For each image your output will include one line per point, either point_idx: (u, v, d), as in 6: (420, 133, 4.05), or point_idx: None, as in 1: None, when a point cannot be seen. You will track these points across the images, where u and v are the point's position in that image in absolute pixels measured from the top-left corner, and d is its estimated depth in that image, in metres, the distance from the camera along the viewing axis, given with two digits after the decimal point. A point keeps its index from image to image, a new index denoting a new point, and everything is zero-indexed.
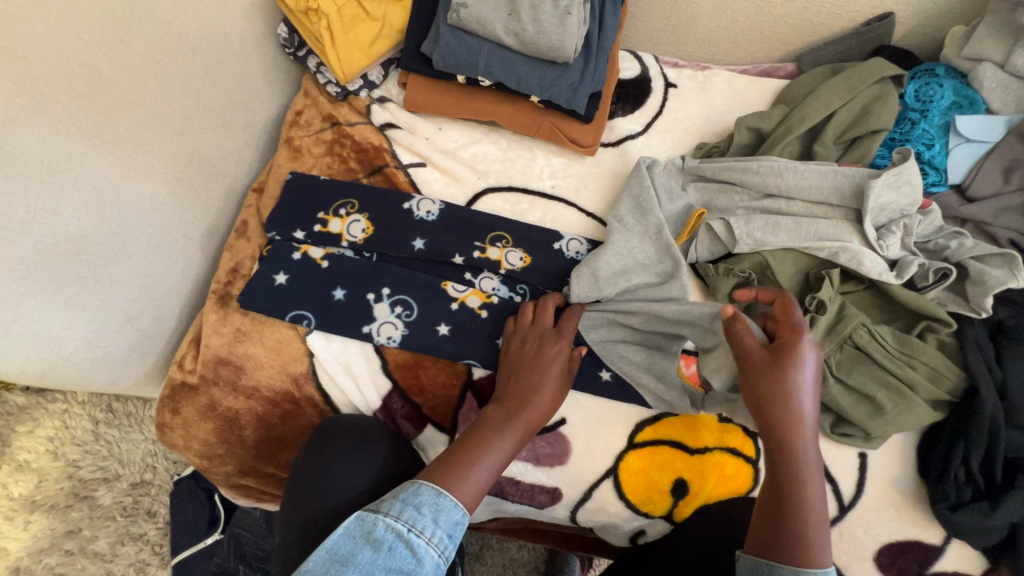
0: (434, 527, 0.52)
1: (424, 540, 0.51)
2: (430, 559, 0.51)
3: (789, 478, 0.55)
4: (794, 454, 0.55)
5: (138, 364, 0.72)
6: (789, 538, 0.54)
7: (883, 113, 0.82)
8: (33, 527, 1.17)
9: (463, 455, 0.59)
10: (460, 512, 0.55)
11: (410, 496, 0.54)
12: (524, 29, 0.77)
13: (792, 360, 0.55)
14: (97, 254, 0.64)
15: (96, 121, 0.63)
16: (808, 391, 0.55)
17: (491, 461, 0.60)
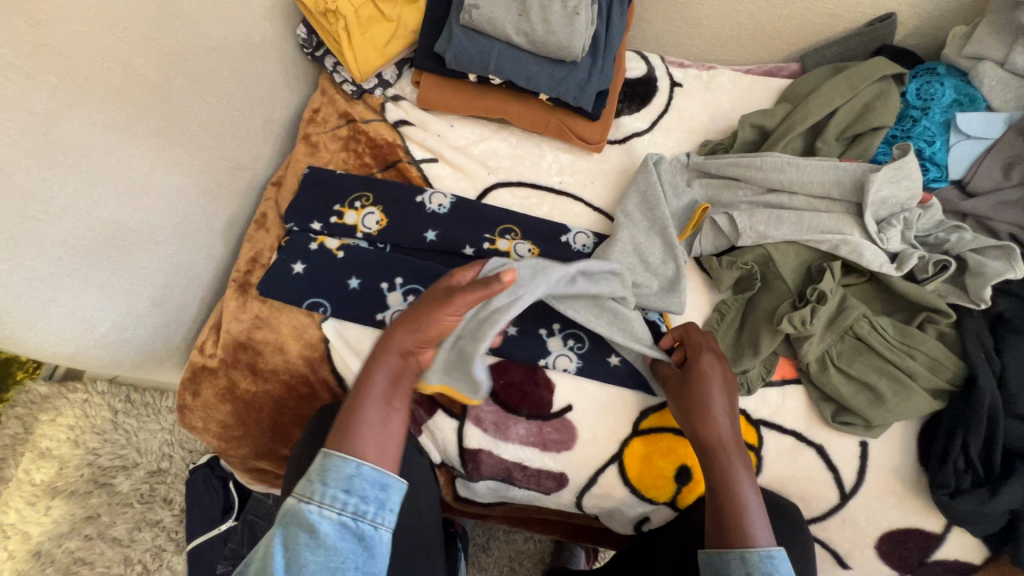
0: (347, 496, 0.53)
1: (345, 511, 0.53)
2: (352, 526, 0.52)
3: (718, 477, 0.64)
4: (716, 456, 0.65)
5: (162, 348, 0.75)
6: (723, 525, 0.61)
7: (884, 110, 0.84)
8: (54, 512, 1.21)
9: (348, 413, 0.59)
10: (379, 472, 0.55)
11: (320, 471, 0.54)
12: (534, 29, 0.80)
13: (697, 376, 0.69)
14: (128, 240, 0.67)
15: (129, 115, 0.66)
16: (716, 400, 0.67)
17: (376, 411, 0.59)
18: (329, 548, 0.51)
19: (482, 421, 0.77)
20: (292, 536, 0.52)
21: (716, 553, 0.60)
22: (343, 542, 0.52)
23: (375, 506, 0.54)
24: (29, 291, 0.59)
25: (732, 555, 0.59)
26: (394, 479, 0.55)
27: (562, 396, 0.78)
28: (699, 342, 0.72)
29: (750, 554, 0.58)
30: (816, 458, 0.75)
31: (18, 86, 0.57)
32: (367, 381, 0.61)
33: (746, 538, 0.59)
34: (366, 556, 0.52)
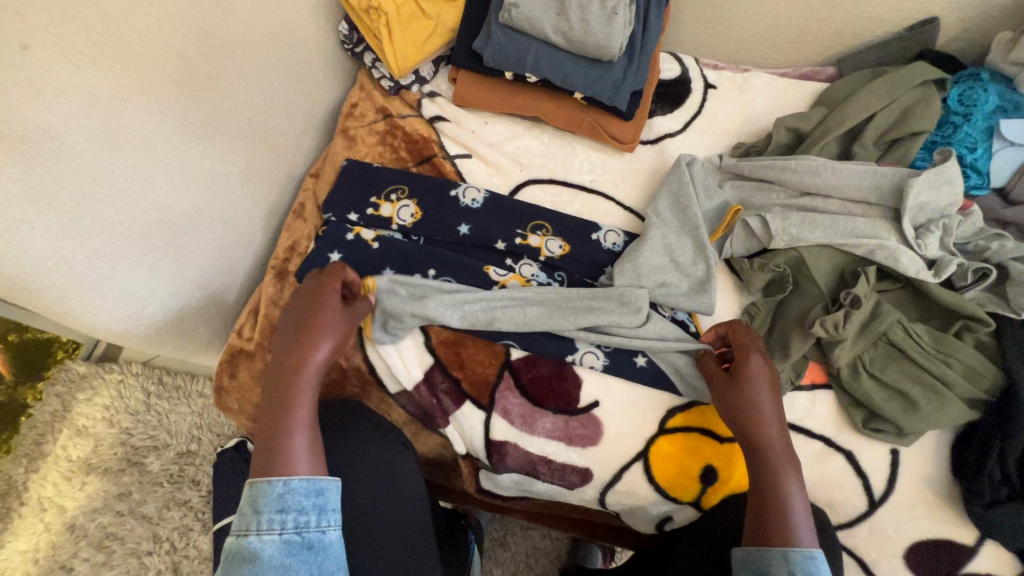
0: (283, 514, 0.57)
1: (288, 527, 0.57)
2: (298, 538, 0.56)
3: (764, 475, 0.64)
4: (764, 455, 0.65)
5: (203, 330, 0.78)
6: (765, 522, 0.61)
7: (924, 115, 0.82)
8: (88, 488, 1.25)
9: (275, 440, 0.61)
10: (318, 482, 0.60)
11: (252, 501, 0.58)
12: (572, 28, 0.81)
13: (746, 377, 0.69)
14: (178, 224, 0.70)
15: (184, 104, 0.69)
16: (765, 400, 0.67)
17: (301, 429, 0.63)
18: (282, 564, 0.55)
19: (509, 414, 0.78)
20: (239, 570, 0.55)
21: (759, 552, 0.60)
22: (292, 556, 0.55)
23: (314, 513, 0.58)
24: (89, 270, 0.62)
25: (774, 552, 0.58)
26: (330, 487, 0.60)
27: (589, 392, 0.79)
28: (747, 342, 0.72)
29: (792, 552, 0.58)
30: (844, 464, 0.75)
31: (86, 74, 0.60)
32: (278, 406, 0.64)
33: (789, 537, 0.59)
34: (317, 559, 0.56)
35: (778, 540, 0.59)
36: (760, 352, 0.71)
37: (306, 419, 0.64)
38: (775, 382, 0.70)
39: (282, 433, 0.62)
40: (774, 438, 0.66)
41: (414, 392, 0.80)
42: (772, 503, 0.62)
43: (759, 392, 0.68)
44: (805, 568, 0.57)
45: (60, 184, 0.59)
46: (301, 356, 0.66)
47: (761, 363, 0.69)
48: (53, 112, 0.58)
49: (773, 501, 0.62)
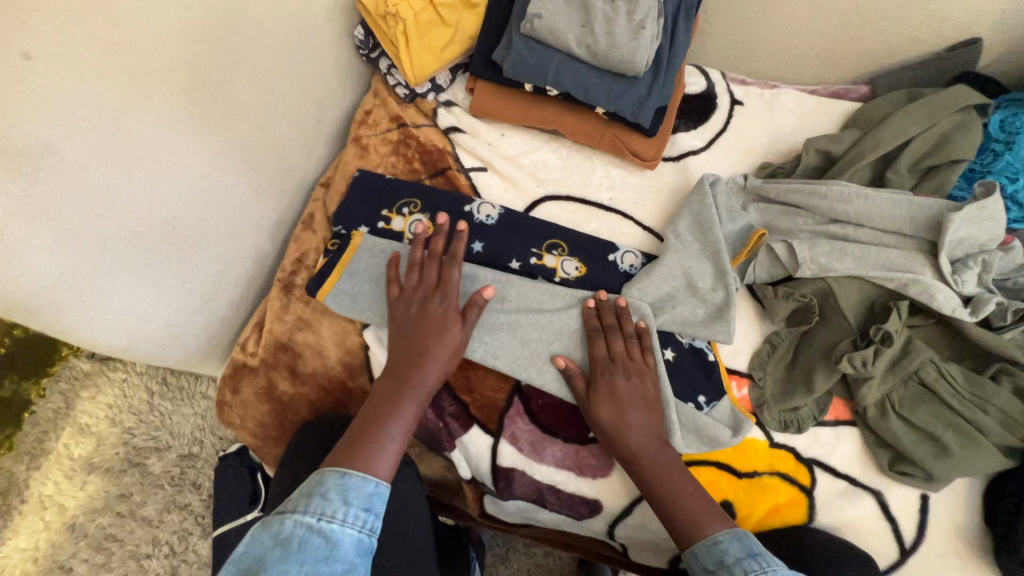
0: (325, 500, 0.55)
1: (316, 514, 0.53)
2: (325, 526, 0.53)
3: (655, 487, 0.66)
4: (645, 471, 0.66)
5: (206, 343, 0.76)
6: (673, 529, 0.64)
7: (964, 142, 0.79)
8: (90, 487, 1.25)
9: (371, 428, 0.64)
10: (358, 480, 0.57)
11: (305, 487, 0.57)
12: (597, 41, 0.78)
13: (600, 398, 0.70)
14: (183, 238, 0.67)
15: (193, 114, 0.67)
16: (627, 417, 0.68)
17: (394, 439, 0.64)
18: (310, 551, 0.51)
19: (518, 440, 0.76)
20: (264, 541, 0.52)
21: (693, 554, 0.60)
22: (317, 541, 0.52)
23: (343, 504, 0.55)
24: (90, 288, 0.60)
25: (706, 543, 0.60)
26: (383, 486, 0.58)
27: None
28: (602, 358, 0.72)
29: (696, 547, 0.61)
30: (871, 506, 0.71)
31: (92, 84, 0.58)
32: (387, 418, 0.65)
33: (694, 532, 0.62)
34: (337, 554, 0.52)
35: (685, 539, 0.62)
36: (607, 366, 0.71)
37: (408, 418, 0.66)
38: (633, 387, 0.70)
39: (374, 444, 0.62)
40: (644, 455, 0.67)
41: (420, 414, 0.77)
42: (669, 508, 0.64)
43: (615, 412, 0.69)
44: (747, 546, 0.58)
45: (61, 201, 0.56)
46: (418, 371, 0.68)
47: (608, 382, 0.70)
48: (56, 125, 0.55)
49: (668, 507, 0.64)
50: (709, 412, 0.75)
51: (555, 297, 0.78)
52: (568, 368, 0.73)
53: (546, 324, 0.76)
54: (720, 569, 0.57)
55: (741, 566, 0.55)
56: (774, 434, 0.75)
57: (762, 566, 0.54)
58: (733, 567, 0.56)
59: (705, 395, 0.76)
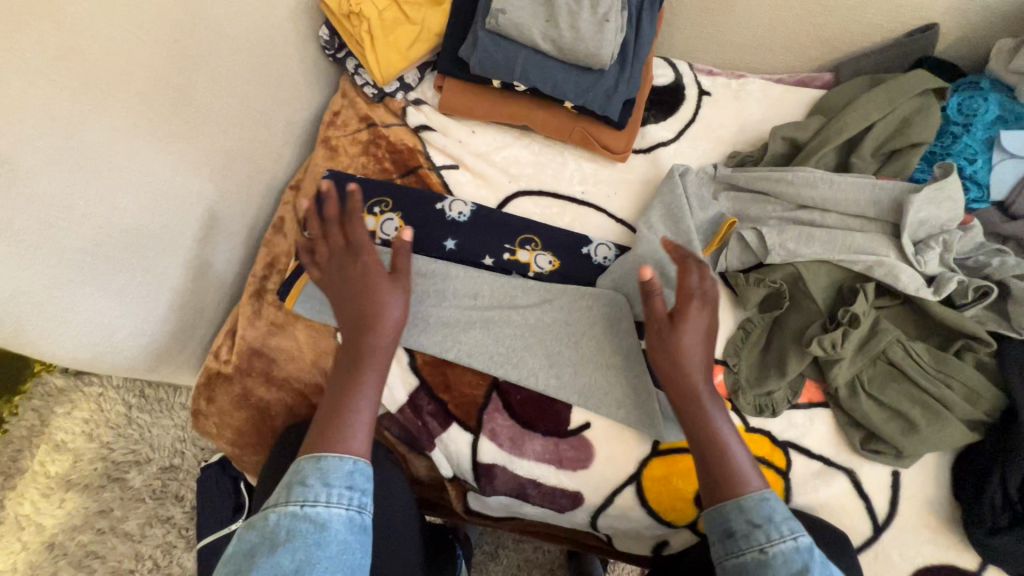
0: (312, 488, 0.52)
1: (300, 500, 0.51)
2: (310, 510, 0.50)
3: (709, 442, 0.61)
4: (703, 423, 0.62)
5: (178, 352, 0.75)
6: (716, 484, 0.59)
7: (924, 125, 0.80)
8: (68, 505, 1.22)
9: (337, 395, 0.60)
10: (337, 460, 0.54)
11: (292, 475, 0.54)
12: (562, 36, 0.78)
13: (676, 345, 0.63)
14: (147, 246, 0.66)
15: (153, 120, 0.65)
16: (696, 365, 0.63)
17: (368, 386, 0.61)
18: (301, 540, 0.49)
19: (497, 436, 0.76)
20: (254, 549, 0.49)
21: (716, 511, 0.57)
22: (307, 529, 0.49)
23: (324, 486, 0.52)
24: (50, 300, 0.59)
25: (730, 506, 0.56)
26: (362, 461, 0.55)
27: (580, 412, 0.76)
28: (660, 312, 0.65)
29: (745, 501, 0.56)
30: (845, 485, 0.72)
31: (43, 92, 0.56)
32: (347, 379, 0.61)
33: (743, 488, 0.57)
34: (330, 542, 0.49)
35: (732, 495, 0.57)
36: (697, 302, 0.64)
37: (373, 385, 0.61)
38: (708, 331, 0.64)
39: (343, 395, 0.60)
40: (705, 406, 0.62)
41: (399, 415, 0.77)
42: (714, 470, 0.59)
43: (677, 358, 0.63)
44: (765, 510, 0.55)
45: (15, 212, 0.55)
46: (377, 308, 0.64)
47: (681, 326, 0.63)
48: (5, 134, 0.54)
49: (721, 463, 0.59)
50: None
51: (526, 292, 0.79)
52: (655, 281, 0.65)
53: (520, 319, 0.77)
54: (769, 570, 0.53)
55: (755, 535, 0.54)
56: (750, 419, 0.76)
57: (776, 538, 0.53)
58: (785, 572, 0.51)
59: None
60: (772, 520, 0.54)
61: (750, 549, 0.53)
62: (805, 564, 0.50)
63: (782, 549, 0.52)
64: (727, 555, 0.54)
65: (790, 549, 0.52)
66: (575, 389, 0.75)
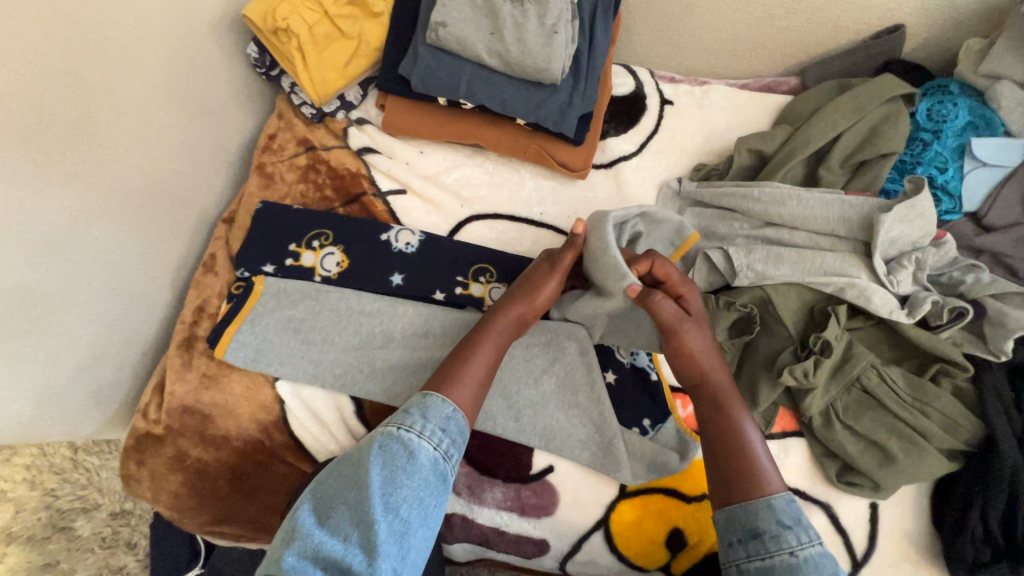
0: (414, 424, 0.56)
1: (397, 425, 0.56)
2: (404, 436, 0.55)
3: (725, 436, 0.63)
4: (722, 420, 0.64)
5: (97, 412, 0.69)
6: (736, 480, 0.59)
7: (892, 134, 0.76)
8: (8, 562, 1.06)
9: (456, 360, 0.64)
10: (438, 404, 0.59)
11: (419, 407, 0.58)
12: (507, 50, 0.73)
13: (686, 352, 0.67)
14: (43, 304, 0.60)
15: (41, 163, 0.58)
16: (711, 370, 0.66)
17: (489, 347, 0.65)
18: (394, 461, 0.53)
19: (455, 484, 0.70)
20: (348, 473, 0.53)
21: (742, 507, 0.57)
22: (400, 451, 0.54)
23: (423, 419, 0.57)
24: None
25: (760, 505, 0.56)
26: (459, 414, 0.60)
27: (543, 455, 0.71)
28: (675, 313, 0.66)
29: (773, 499, 0.57)
30: (822, 520, 0.68)
31: None
32: (474, 339, 0.66)
33: (764, 484, 0.58)
34: (416, 477, 0.53)
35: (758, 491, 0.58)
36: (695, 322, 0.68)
37: (487, 355, 0.65)
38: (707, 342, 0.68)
39: (470, 354, 0.64)
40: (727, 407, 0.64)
41: None
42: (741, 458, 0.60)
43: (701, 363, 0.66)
44: (793, 513, 0.56)
45: None
46: (532, 290, 0.70)
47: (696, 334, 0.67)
48: None
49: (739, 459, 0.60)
50: (655, 435, 0.72)
51: None
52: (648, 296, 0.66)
53: None
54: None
55: (785, 537, 0.54)
56: None
57: (804, 543, 0.53)
58: None
59: (651, 418, 0.73)
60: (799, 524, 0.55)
61: (778, 552, 0.53)
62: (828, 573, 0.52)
63: (809, 553, 0.53)
64: (748, 556, 0.54)
65: (816, 555, 0.53)
66: (535, 431, 0.70)
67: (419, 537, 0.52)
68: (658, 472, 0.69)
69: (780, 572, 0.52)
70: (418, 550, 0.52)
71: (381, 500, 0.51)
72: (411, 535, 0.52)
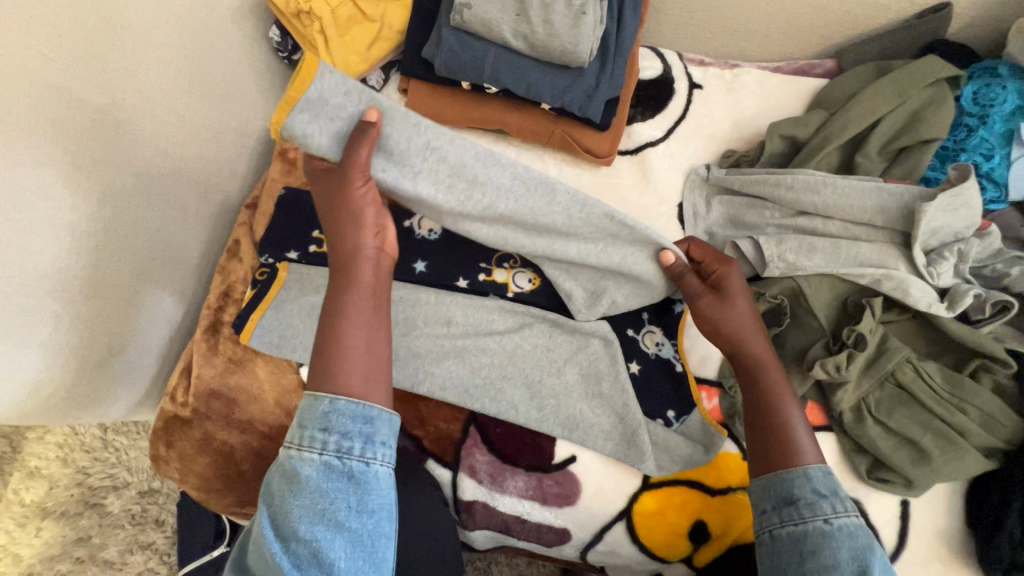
0: (303, 434, 0.51)
1: (286, 446, 0.52)
2: (293, 460, 0.50)
3: (764, 402, 0.62)
4: (762, 382, 0.63)
5: (127, 395, 0.70)
6: (773, 449, 0.58)
7: (935, 120, 0.73)
8: (45, 534, 1.09)
9: (329, 347, 0.55)
10: (311, 406, 0.52)
11: (300, 416, 0.53)
12: (534, 31, 0.71)
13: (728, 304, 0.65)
14: (75, 289, 0.61)
15: (69, 149, 0.59)
16: (750, 328, 0.65)
17: (358, 322, 0.56)
18: (282, 490, 0.50)
19: (477, 472, 0.70)
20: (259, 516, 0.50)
21: (772, 477, 0.57)
22: (286, 476, 0.50)
23: (303, 430, 0.51)
24: None
25: (795, 473, 0.56)
26: (339, 401, 0.52)
27: (565, 445, 0.70)
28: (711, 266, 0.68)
29: (809, 469, 0.56)
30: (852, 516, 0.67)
31: None
32: (336, 323, 0.56)
33: (800, 454, 0.57)
34: (312, 501, 0.48)
35: (792, 461, 0.57)
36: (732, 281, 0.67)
37: (363, 319, 0.57)
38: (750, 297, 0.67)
39: (338, 339, 0.55)
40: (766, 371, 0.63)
41: None
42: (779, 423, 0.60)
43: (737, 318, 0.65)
44: (829, 484, 0.55)
45: None
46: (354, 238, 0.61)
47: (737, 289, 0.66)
48: None
49: (776, 427, 0.59)
50: (679, 427, 0.71)
51: (503, 318, 0.73)
52: (680, 265, 0.66)
53: (496, 347, 0.72)
54: (808, 555, 0.51)
55: (820, 506, 0.54)
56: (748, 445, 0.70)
57: (839, 512, 0.53)
58: (828, 560, 0.50)
59: (675, 409, 0.72)
60: (835, 494, 0.55)
61: (812, 519, 0.53)
62: (864, 544, 0.51)
63: (845, 523, 0.52)
64: (782, 522, 0.54)
65: (854, 524, 0.53)
66: (558, 420, 0.70)
67: (344, 555, 0.48)
68: (682, 466, 0.68)
69: (815, 537, 0.52)
70: (356, 562, 0.48)
71: (280, 540, 0.48)
72: (330, 559, 0.47)
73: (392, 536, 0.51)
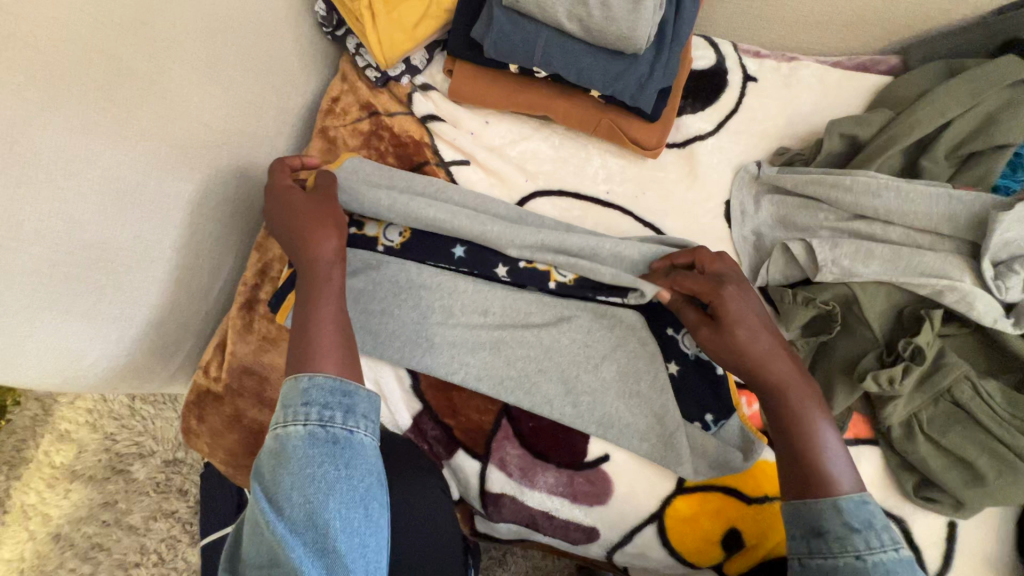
0: (285, 412, 0.50)
1: (272, 425, 0.50)
2: (279, 434, 0.49)
3: (785, 424, 0.56)
4: (781, 403, 0.57)
5: (162, 367, 0.70)
6: (805, 478, 0.53)
7: (1013, 124, 0.68)
8: (73, 496, 1.11)
9: (303, 336, 0.56)
10: (291, 385, 0.51)
11: (283, 397, 0.51)
12: (590, 14, 0.68)
13: (732, 316, 0.60)
14: (119, 259, 0.61)
15: (118, 118, 0.59)
16: (762, 343, 0.59)
17: (329, 313, 0.58)
18: (271, 466, 0.47)
19: (507, 466, 0.69)
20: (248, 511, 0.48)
21: (804, 507, 0.52)
22: (274, 451, 0.48)
23: (285, 408, 0.50)
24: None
25: (824, 505, 0.51)
26: (317, 376, 0.51)
27: (598, 443, 0.69)
28: (708, 278, 0.63)
29: (842, 501, 0.51)
30: (896, 535, 0.64)
31: None
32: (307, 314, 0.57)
33: (831, 484, 0.52)
34: (298, 473, 0.46)
35: (826, 491, 0.52)
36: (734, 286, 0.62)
37: (332, 308, 0.58)
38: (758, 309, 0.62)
39: (311, 328, 0.56)
40: (784, 390, 0.57)
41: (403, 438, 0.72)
42: (805, 448, 0.54)
43: (746, 331, 0.59)
44: (864, 514, 0.50)
45: None
46: (309, 249, 0.62)
47: (734, 296, 0.61)
48: None
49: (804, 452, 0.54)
50: (718, 430, 0.68)
51: (541, 311, 0.72)
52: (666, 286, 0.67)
53: (533, 340, 0.70)
54: None
55: (852, 541, 0.49)
56: None
57: (875, 547, 0.48)
58: None
59: (713, 413, 0.69)
60: (870, 526, 0.50)
61: (842, 555, 0.49)
62: None
63: (881, 559, 0.48)
64: (811, 553, 0.51)
65: (891, 560, 0.48)
66: (593, 418, 0.68)
67: (340, 518, 0.46)
68: (720, 471, 0.66)
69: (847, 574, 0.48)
70: (352, 527, 0.46)
71: (273, 511, 0.45)
72: (325, 522, 0.45)
73: (385, 502, 0.50)
